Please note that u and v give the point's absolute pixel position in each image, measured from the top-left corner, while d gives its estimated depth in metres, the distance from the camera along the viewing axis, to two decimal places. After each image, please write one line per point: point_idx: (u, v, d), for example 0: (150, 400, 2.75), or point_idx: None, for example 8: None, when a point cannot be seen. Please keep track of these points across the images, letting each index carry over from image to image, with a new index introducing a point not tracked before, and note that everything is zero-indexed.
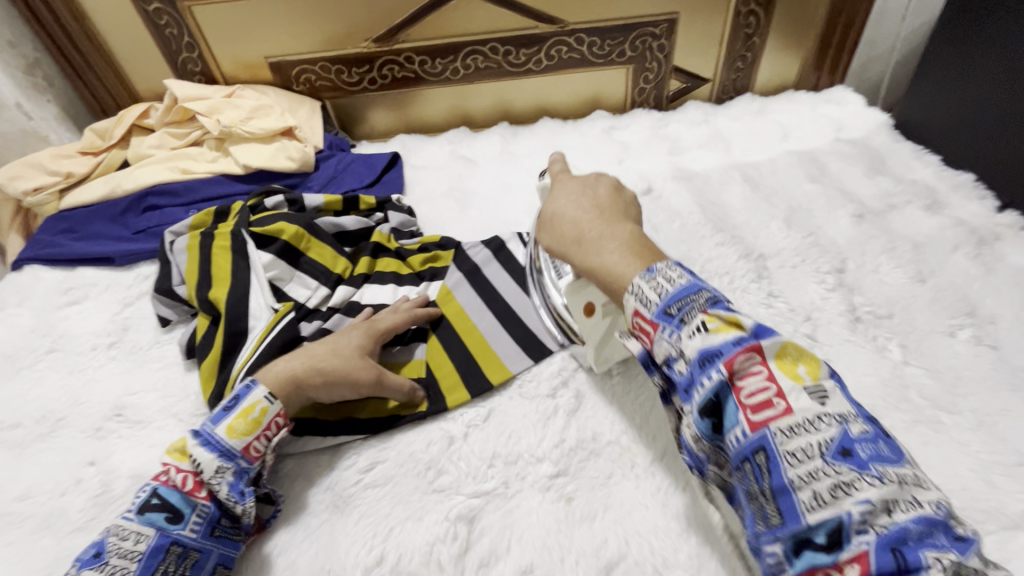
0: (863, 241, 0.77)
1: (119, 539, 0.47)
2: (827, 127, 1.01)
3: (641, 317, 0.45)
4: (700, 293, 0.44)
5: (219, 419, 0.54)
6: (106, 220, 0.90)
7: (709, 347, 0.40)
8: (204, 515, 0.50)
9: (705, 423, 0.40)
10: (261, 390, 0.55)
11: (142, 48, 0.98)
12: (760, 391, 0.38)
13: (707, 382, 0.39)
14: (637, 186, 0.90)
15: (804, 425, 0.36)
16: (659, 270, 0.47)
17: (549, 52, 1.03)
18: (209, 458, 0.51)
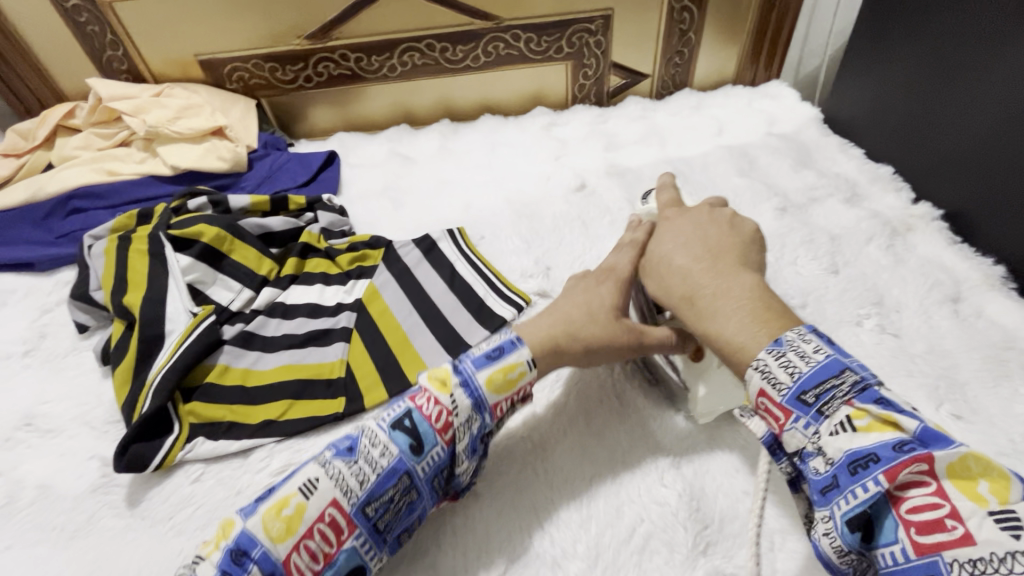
0: (783, 233, 0.79)
1: (370, 445, 0.45)
2: (760, 122, 1.03)
3: (766, 397, 0.41)
4: (843, 377, 0.39)
5: (482, 364, 0.49)
6: (28, 224, 0.88)
7: (859, 449, 0.36)
8: (438, 460, 0.46)
9: (847, 536, 0.35)
10: (527, 353, 0.51)
11: (64, 46, 0.96)
12: (928, 507, 0.33)
13: (860, 491, 0.35)
14: (571, 183, 0.91)
15: (988, 562, 0.31)
16: (789, 339, 0.41)
17: (487, 49, 1.03)
18: (467, 404, 0.48)
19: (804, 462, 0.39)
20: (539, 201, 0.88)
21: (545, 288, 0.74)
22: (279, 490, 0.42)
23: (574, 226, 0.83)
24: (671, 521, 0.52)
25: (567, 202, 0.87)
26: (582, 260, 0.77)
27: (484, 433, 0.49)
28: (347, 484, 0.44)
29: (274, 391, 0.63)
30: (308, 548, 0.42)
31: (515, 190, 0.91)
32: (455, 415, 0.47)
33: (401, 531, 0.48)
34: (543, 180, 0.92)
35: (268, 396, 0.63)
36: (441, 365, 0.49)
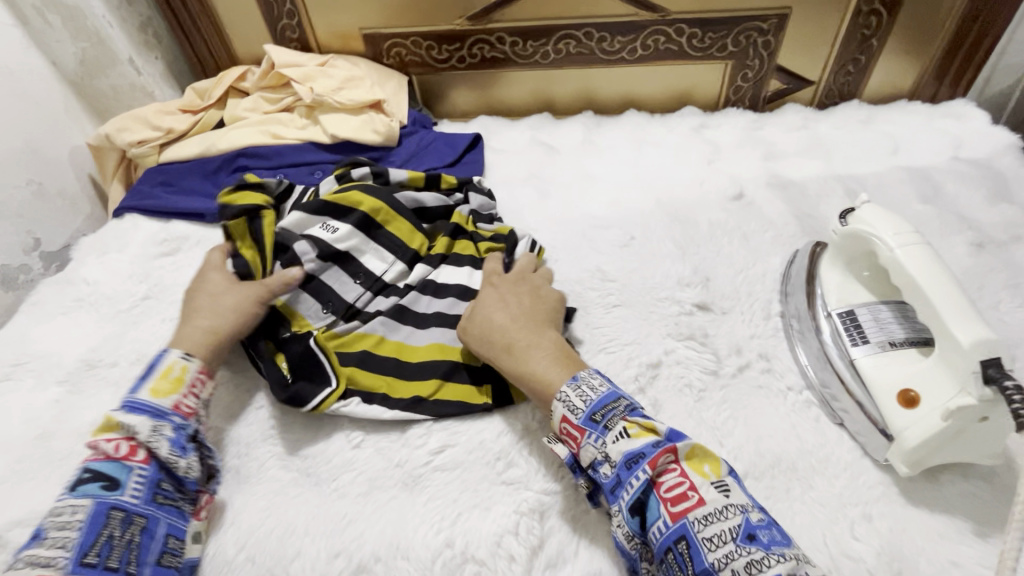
0: (981, 272, 0.70)
1: (59, 521, 0.46)
2: (943, 143, 0.93)
3: (568, 421, 0.51)
4: (620, 401, 0.50)
5: (137, 385, 0.54)
6: (200, 177, 0.94)
7: (634, 449, 0.47)
8: (143, 477, 0.50)
9: (631, 519, 0.45)
10: (178, 353, 0.57)
11: (246, 12, 1.01)
12: (676, 484, 0.45)
13: (633, 479, 0.46)
14: (728, 191, 0.85)
15: (714, 514, 0.43)
16: (583, 377, 0.53)
17: (646, 42, 0.99)
18: (140, 419, 0.52)
19: (596, 471, 0.48)
20: (693, 206, 0.84)
21: (706, 299, 0.69)
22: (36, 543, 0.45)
23: (733, 237, 0.78)
24: None
25: (724, 210, 0.82)
26: (744, 275, 0.72)
27: (189, 432, 0.54)
28: (44, 558, 0.44)
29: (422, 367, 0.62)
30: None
31: (665, 192, 0.87)
32: (134, 438, 0.51)
33: (161, 556, 0.48)
34: (695, 184, 0.88)
35: (419, 371, 0.61)
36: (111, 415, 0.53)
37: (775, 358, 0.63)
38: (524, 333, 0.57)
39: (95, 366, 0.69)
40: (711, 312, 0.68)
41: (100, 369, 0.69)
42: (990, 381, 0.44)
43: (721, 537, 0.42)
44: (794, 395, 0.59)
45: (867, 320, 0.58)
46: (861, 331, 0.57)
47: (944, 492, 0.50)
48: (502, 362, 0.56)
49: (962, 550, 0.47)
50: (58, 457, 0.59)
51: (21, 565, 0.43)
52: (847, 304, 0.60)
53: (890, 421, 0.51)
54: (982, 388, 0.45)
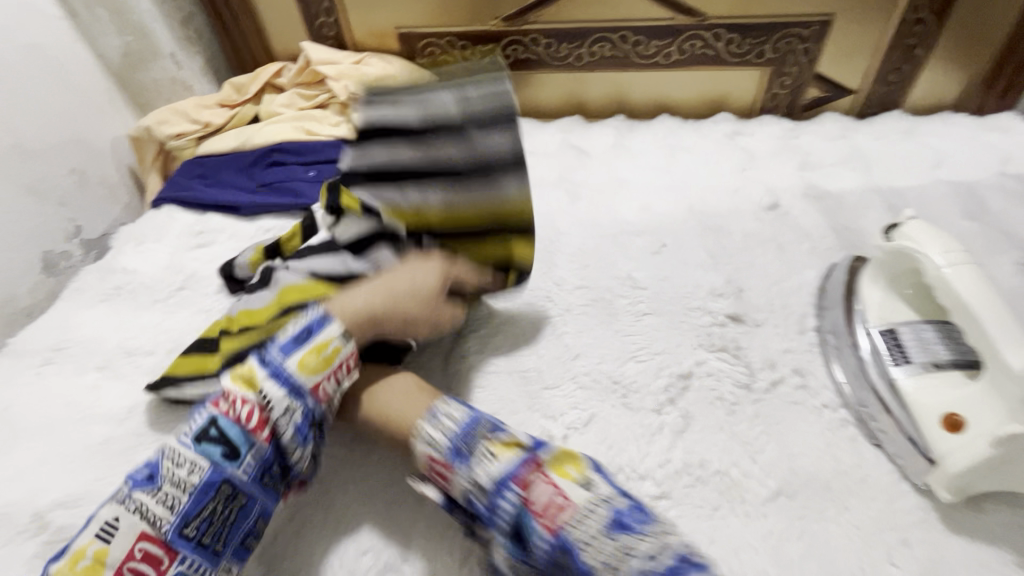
0: None
1: (175, 465, 0.47)
2: (989, 157, 0.90)
3: (433, 458, 0.49)
4: (483, 422, 0.50)
5: (291, 351, 0.51)
6: (235, 170, 0.95)
7: (654, 575, 0.41)
8: (258, 459, 0.48)
9: (512, 545, 0.45)
10: (336, 329, 0.53)
11: (284, 9, 1.02)
12: (546, 495, 0.44)
13: (503, 503, 0.45)
14: (763, 201, 0.84)
15: (584, 514, 0.43)
16: (600, 510, 0.44)
17: (682, 46, 0.98)
18: (279, 392, 0.50)
19: (472, 502, 0.47)
20: (726, 215, 0.83)
21: (739, 311, 0.68)
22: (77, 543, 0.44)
23: (767, 249, 0.76)
24: None
25: (758, 221, 0.81)
26: (779, 288, 0.71)
27: (316, 418, 0.51)
28: (152, 511, 0.45)
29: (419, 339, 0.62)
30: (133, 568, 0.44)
31: (698, 200, 0.86)
32: (265, 411, 0.49)
33: (245, 538, 0.48)
34: (730, 193, 0.86)
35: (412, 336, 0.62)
36: (248, 362, 0.51)
37: (810, 374, 0.61)
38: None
39: (132, 354, 0.71)
40: (744, 324, 0.67)
41: (137, 357, 0.70)
42: None
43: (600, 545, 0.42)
44: (829, 413, 0.58)
45: (910, 339, 0.56)
46: (903, 350, 0.56)
47: (988, 521, 0.49)
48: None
49: None
50: (95, 441, 0.61)
51: (132, 507, 0.45)
52: (887, 321, 0.59)
53: (935, 446, 0.49)
54: None
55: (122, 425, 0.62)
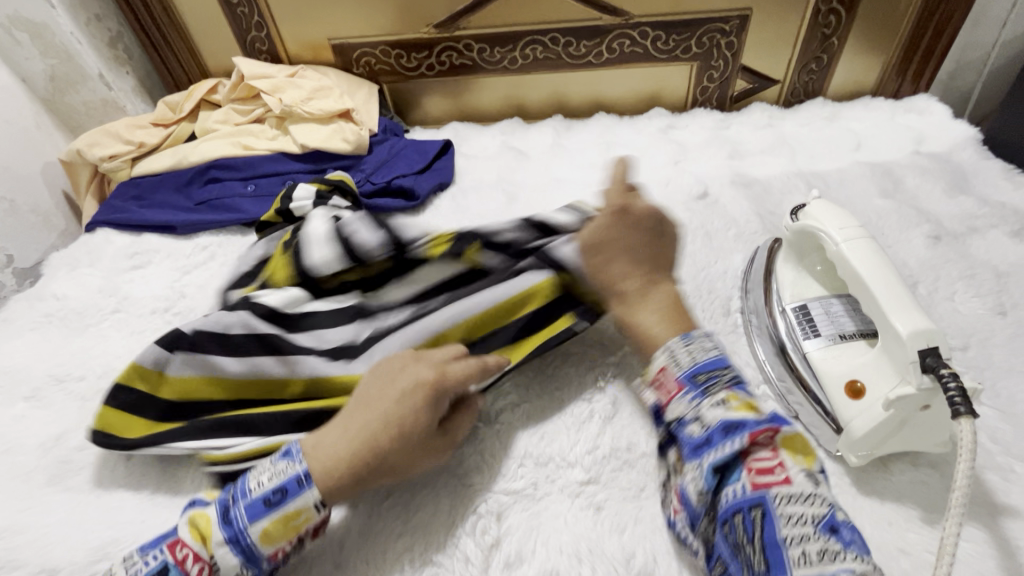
0: (937, 264, 0.71)
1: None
2: (905, 138, 0.94)
3: (666, 373, 0.52)
4: (731, 373, 0.51)
5: (257, 516, 0.44)
6: (172, 190, 0.94)
7: (730, 419, 0.46)
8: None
9: (709, 477, 0.45)
10: (313, 498, 0.46)
11: (215, 26, 1.02)
12: (766, 459, 0.44)
13: (724, 446, 0.45)
14: (693, 190, 0.87)
15: (799, 496, 0.42)
16: (694, 337, 0.54)
17: (612, 45, 1.00)
18: (233, 561, 0.44)
19: (683, 427, 0.49)
20: (659, 206, 0.85)
21: None
22: None
23: (696, 236, 0.79)
24: None
25: (688, 210, 0.83)
26: (706, 273, 0.73)
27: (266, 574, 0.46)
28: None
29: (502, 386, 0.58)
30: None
31: (632, 194, 0.88)
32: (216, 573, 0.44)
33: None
34: (662, 184, 0.89)
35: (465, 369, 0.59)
36: (211, 511, 0.45)
37: (734, 354, 0.64)
38: (653, 290, 0.59)
39: (62, 381, 0.69)
40: None
41: (67, 383, 0.69)
42: (928, 370, 0.45)
43: (694, 356, 0.52)
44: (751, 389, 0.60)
45: (819, 314, 0.59)
46: (814, 325, 0.58)
47: (894, 481, 0.51)
48: (618, 306, 0.58)
49: (911, 537, 0.48)
50: (22, 471, 0.60)
51: None
52: (799, 299, 0.61)
53: (839, 413, 0.52)
54: (921, 377, 0.45)
55: (49, 453, 0.61)
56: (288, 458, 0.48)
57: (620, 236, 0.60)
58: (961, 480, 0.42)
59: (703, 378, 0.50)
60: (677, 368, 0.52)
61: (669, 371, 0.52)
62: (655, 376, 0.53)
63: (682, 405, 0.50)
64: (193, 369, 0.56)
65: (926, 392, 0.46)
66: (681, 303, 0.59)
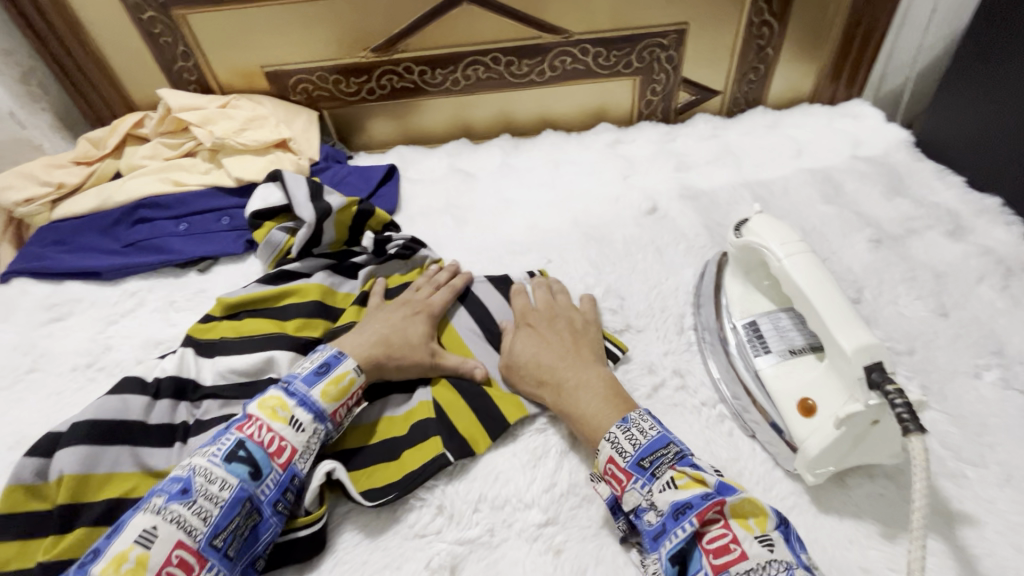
0: (880, 268, 0.72)
1: (206, 481, 0.45)
2: (842, 143, 0.97)
3: (613, 463, 0.49)
4: (670, 449, 0.48)
5: (313, 381, 0.53)
6: (96, 233, 0.88)
7: (680, 500, 0.44)
8: (278, 482, 0.48)
9: (671, 571, 0.42)
10: (351, 363, 0.56)
11: (138, 58, 0.97)
12: (719, 536, 0.42)
13: (680, 531, 0.43)
14: (642, 206, 0.86)
15: (757, 570, 0.39)
16: (632, 419, 0.51)
17: (554, 63, 1.00)
18: (309, 418, 0.51)
19: (639, 518, 0.46)
20: (609, 224, 0.84)
21: (621, 320, 0.68)
22: (114, 548, 0.41)
23: (647, 252, 0.78)
24: None
25: (638, 226, 0.83)
26: (658, 290, 0.72)
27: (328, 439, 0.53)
28: (188, 524, 0.43)
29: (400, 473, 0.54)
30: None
31: (581, 212, 0.87)
32: (291, 439, 0.50)
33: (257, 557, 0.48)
34: (611, 201, 0.88)
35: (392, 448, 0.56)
36: (273, 392, 0.52)
37: (688, 375, 0.63)
38: (570, 370, 0.57)
39: None
40: (626, 332, 0.67)
41: None
42: (875, 386, 0.44)
43: (635, 439, 0.49)
44: (707, 410, 0.59)
45: (768, 329, 0.58)
46: (764, 343, 0.57)
47: (853, 497, 0.51)
48: (545, 394, 0.56)
49: (871, 555, 0.47)
50: None
51: (167, 519, 0.43)
52: (750, 315, 0.61)
53: (794, 432, 0.51)
54: (869, 394, 0.45)
55: None
56: (320, 347, 0.57)
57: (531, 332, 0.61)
58: (917, 498, 0.41)
59: (648, 461, 0.48)
60: (621, 455, 0.49)
61: (616, 461, 0.49)
62: (603, 465, 0.50)
63: (635, 492, 0.47)
64: (129, 465, 0.55)
65: (873, 409, 0.45)
66: (620, 386, 0.57)
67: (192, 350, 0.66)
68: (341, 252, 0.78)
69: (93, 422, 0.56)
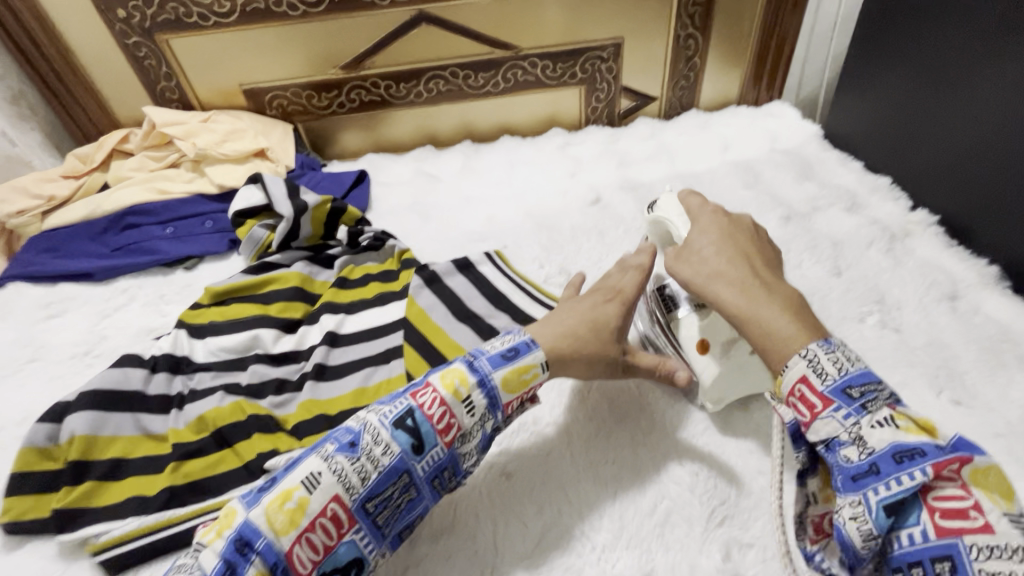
0: (788, 240, 0.84)
1: (372, 442, 0.49)
2: (763, 139, 1.10)
3: (807, 383, 0.44)
4: (885, 387, 0.43)
5: (498, 364, 0.53)
6: (86, 239, 0.95)
7: (902, 442, 0.40)
8: (436, 460, 0.50)
9: (879, 518, 0.38)
10: (540, 356, 0.55)
11: (123, 79, 1.05)
12: (955, 497, 0.37)
13: (906, 478, 0.38)
14: (587, 197, 0.97)
15: (1000, 548, 0.35)
16: (836, 343, 0.45)
17: (507, 75, 1.11)
18: (483, 403, 0.51)
19: (834, 452, 0.42)
20: (558, 213, 0.94)
21: None
22: (282, 483, 0.46)
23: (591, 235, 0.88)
24: (688, 498, 0.56)
25: (584, 214, 0.94)
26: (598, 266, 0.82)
27: (491, 432, 0.53)
28: (348, 480, 0.47)
29: None
30: (311, 540, 0.45)
31: (534, 204, 0.97)
32: (460, 419, 0.51)
33: (403, 528, 0.51)
34: (561, 194, 0.99)
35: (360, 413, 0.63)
36: (456, 366, 0.52)
37: None
38: (736, 270, 0.54)
39: None
40: None
41: None
42: None
43: (839, 362, 0.44)
44: None
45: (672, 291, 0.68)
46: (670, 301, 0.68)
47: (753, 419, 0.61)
48: (709, 288, 0.55)
49: None
50: None
51: (331, 466, 0.47)
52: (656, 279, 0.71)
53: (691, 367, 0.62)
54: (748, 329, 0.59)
55: None
56: (511, 332, 0.57)
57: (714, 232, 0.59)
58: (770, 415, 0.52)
59: (857, 392, 0.43)
60: (821, 377, 0.44)
61: (810, 381, 0.44)
62: (790, 385, 0.46)
63: (833, 422, 0.43)
64: (129, 429, 0.62)
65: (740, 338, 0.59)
66: (796, 300, 0.52)
67: (184, 331, 0.73)
68: (318, 245, 0.87)
69: (98, 391, 0.63)
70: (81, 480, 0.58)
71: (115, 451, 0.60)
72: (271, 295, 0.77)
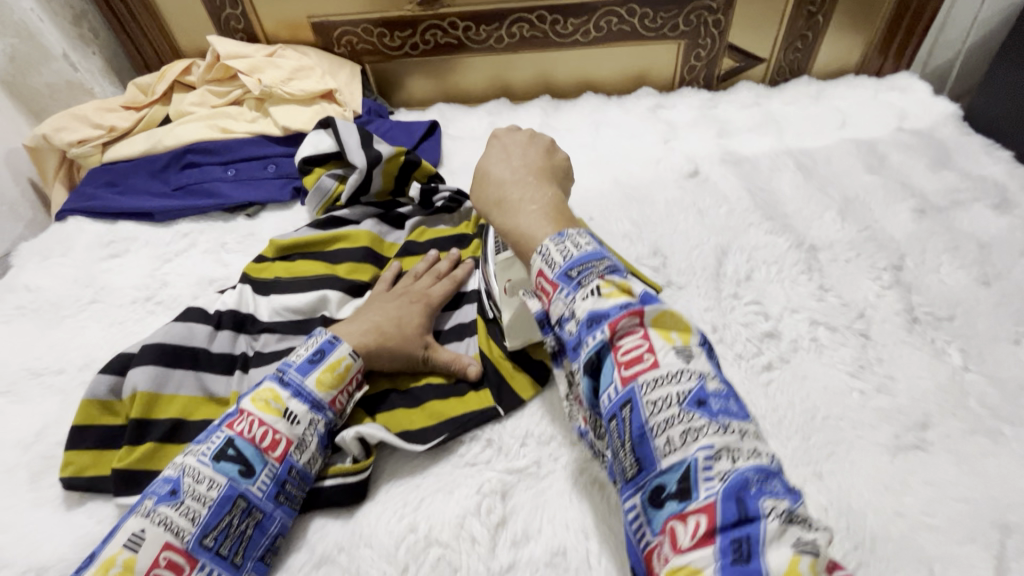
0: (923, 237, 0.73)
1: (194, 482, 0.45)
2: (889, 115, 0.95)
3: (544, 276, 0.45)
4: (603, 261, 0.44)
5: (308, 371, 0.53)
6: (146, 176, 0.90)
7: (600, 310, 0.41)
8: (273, 476, 0.49)
9: (589, 376, 0.40)
10: (347, 348, 0.56)
11: (187, 4, 0.98)
12: (637, 352, 0.39)
13: (591, 342, 0.40)
14: (683, 168, 0.86)
15: (665, 377, 0.37)
16: (569, 235, 0.47)
17: (599, 23, 0.99)
18: (303, 410, 0.52)
19: (561, 328, 0.43)
20: (650, 185, 0.84)
21: (662, 277, 0.70)
22: (103, 552, 0.42)
23: (688, 214, 0.78)
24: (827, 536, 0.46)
25: (679, 187, 0.83)
26: (699, 250, 0.73)
27: (331, 429, 0.54)
28: (175, 525, 0.43)
29: (445, 418, 0.57)
30: None
31: (622, 173, 0.87)
32: (286, 431, 0.50)
33: (264, 552, 0.48)
34: (652, 164, 0.88)
35: (438, 395, 0.59)
36: (265, 384, 0.52)
37: (725, 329, 0.64)
38: (519, 189, 0.55)
39: (40, 374, 0.66)
40: (666, 288, 0.68)
41: (46, 376, 0.66)
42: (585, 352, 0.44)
43: (567, 252, 0.45)
44: (746, 362, 0.60)
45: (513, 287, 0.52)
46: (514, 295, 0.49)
47: (892, 450, 0.52)
48: (493, 215, 0.55)
49: (907, 500, 0.49)
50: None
51: (155, 521, 0.43)
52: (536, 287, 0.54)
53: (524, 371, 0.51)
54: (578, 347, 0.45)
55: (29, 450, 0.58)
56: (314, 334, 0.57)
57: (514, 156, 0.60)
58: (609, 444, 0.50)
59: (577, 272, 0.43)
60: (551, 267, 0.45)
61: (545, 273, 0.45)
62: (536, 274, 0.46)
63: (559, 303, 0.43)
64: (190, 390, 0.58)
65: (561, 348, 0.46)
66: (566, 208, 0.53)
67: (250, 288, 0.68)
68: (388, 202, 0.80)
69: (160, 345, 0.59)
70: (141, 440, 0.54)
71: (175, 411, 0.56)
72: (339, 254, 0.71)
